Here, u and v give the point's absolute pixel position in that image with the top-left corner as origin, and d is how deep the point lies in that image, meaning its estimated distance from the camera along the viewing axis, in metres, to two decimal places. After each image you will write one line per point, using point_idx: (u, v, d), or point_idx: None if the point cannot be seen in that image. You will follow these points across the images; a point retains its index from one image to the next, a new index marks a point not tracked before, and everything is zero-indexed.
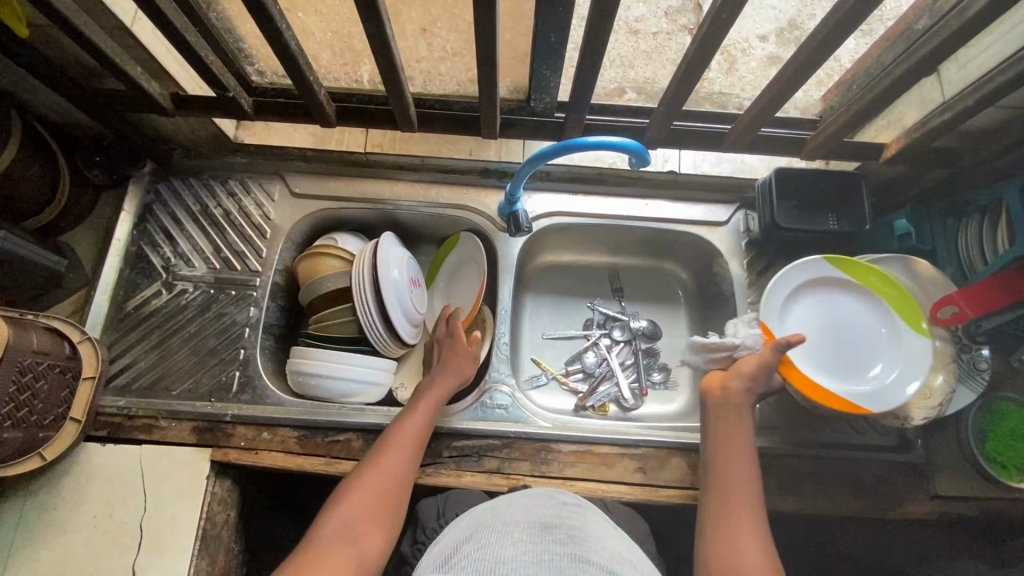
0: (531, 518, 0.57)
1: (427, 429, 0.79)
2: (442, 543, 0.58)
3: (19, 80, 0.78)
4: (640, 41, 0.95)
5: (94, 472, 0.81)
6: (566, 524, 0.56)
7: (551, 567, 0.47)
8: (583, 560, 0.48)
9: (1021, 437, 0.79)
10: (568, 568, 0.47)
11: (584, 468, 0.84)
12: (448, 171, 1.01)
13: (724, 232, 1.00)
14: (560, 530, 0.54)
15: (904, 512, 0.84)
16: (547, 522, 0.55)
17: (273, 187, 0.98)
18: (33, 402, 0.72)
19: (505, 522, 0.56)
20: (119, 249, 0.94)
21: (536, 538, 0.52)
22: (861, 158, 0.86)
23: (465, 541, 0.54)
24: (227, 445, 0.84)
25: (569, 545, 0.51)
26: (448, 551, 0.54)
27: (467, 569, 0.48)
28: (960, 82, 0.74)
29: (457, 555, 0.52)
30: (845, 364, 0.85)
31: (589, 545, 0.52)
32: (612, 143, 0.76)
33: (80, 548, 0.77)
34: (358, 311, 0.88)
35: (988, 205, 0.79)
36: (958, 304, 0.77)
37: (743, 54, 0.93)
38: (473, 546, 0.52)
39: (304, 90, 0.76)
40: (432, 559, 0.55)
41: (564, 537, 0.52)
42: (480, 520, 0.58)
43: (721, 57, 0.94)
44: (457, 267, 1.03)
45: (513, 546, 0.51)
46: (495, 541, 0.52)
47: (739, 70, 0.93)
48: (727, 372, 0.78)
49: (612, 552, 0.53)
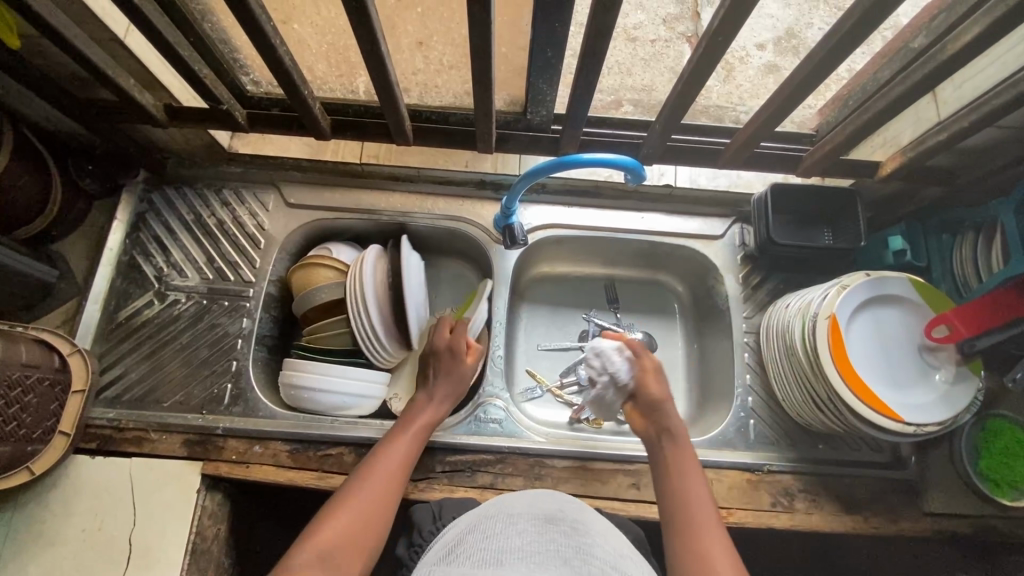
0: (536, 510, 0.56)
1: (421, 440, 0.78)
2: (446, 535, 0.57)
3: (11, 90, 0.77)
4: (638, 49, 0.94)
5: (83, 485, 0.80)
6: (570, 517, 0.55)
7: (556, 555, 0.46)
8: (587, 554, 0.47)
9: (1014, 454, 0.80)
10: (573, 558, 0.46)
11: (578, 483, 0.84)
12: (445, 183, 1.00)
13: (720, 246, 0.99)
14: (563, 522, 0.53)
15: (899, 528, 0.84)
16: (551, 515, 0.54)
17: (267, 197, 0.98)
18: (22, 415, 0.71)
19: (510, 512, 0.55)
20: (110, 259, 0.93)
21: (542, 529, 0.51)
22: (857, 175, 0.86)
23: (469, 532, 0.54)
24: (218, 458, 0.83)
25: (574, 538, 0.50)
26: (451, 543, 0.54)
27: (472, 558, 0.48)
28: (957, 101, 0.73)
29: (460, 547, 0.52)
30: (870, 366, 0.80)
31: (592, 540, 0.51)
32: (611, 160, 0.75)
33: (68, 563, 0.77)
34: (360, 308, 0.87)
35: (983, 223, 0.79)
36: (952, 322, 0.77)
37: (741, 62, 0.92)
38: (477, 537, 0.52)
39: (298, 103, 0.75)
40: (436, 550, 0.54)
41: (570, 529, 0.52)
42: (484, 512, 0.58)
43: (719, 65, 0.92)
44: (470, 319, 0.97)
45: (518, 537, 0.50)
46: (500, 533, 0.51)
47: (737, 77, 0.92)
48: (637, 405, 0.78)
49: (614, 547, 0.52)
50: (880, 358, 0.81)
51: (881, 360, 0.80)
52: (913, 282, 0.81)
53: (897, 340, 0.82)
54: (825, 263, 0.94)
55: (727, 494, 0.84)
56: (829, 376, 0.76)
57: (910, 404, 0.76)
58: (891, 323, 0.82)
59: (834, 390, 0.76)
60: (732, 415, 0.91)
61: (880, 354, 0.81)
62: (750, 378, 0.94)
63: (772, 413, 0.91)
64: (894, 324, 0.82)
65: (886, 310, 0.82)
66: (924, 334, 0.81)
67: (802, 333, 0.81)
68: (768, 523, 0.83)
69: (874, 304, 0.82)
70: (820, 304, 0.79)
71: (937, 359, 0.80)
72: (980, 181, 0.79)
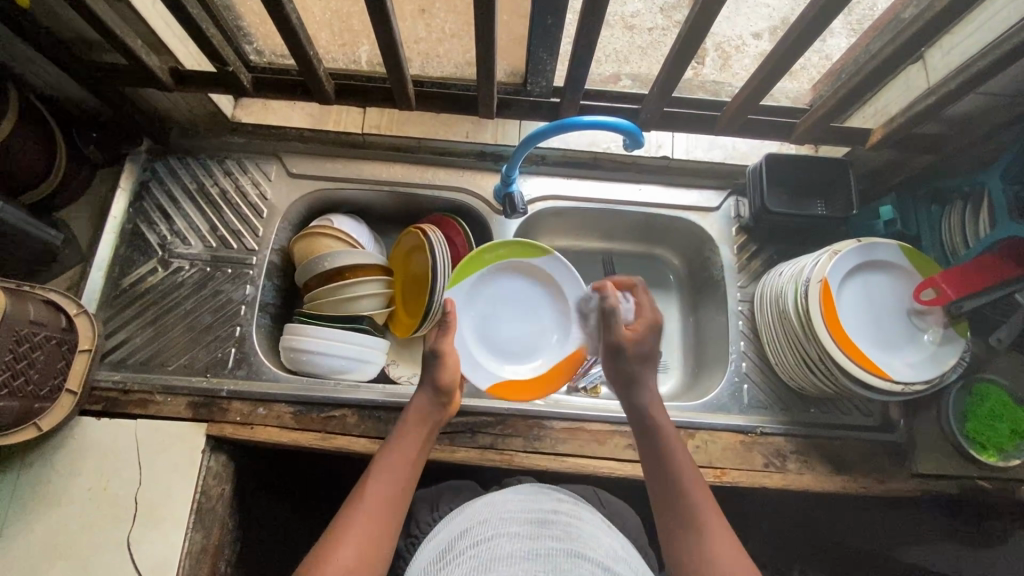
0: (528, 512, 0.57)
1: (421, 451, 0.69)
2: (435, 541, 0.59)
3: (18, 52, 0.78)
4: (636, 36, 0.96)
5: (89, 445, 0.81)
6: (563, 519, 0.56)
7: (546, 560, 0.48)
8: (579, 556, 0.50)
9: (999, 417, 0.83)
10: (563, 563, 0.48)
11: (576, 444, 0.86)
12: (444, 154, 1.01)
13: (714, 217, 1.01)
14: (555, 525, 0.54)
15: (886, 488, 0.86)
16: (544, 517, 0.56)
17: (270, 167, 0.99)
18: (29, 371, 0.72)
19: (501, 516, 0.56)
20: (115, 226, 0.94)
21: (533, 533, 0.53)
22: (849, 143, 0.88)
23: (461, 536, 0.55)
24: (222, 420, 0.84)
25: (565, 541, 0.52)
26: (443, 548, 0.55)
27: (464, 566, 0.49)
28: (945, 68, 0.76)
29: (451, 553, 0.53)
30: (866, 337, 0.82)
31: (584, 542, 0.53)
32: (612, 123, 0.78)
33: (74, 521, 0.78)
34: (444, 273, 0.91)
35: (971, 192, 0.81)
36: (939, 286, 0.80)
37: (737, 50, 0.94)
38: (468, 543, 0.53)
39: (304, 66, 0.77)
40: (428, 556, 0.56)
41: (561, 533, 0.53)
42: (477, 514, 0.59)
43: (716, 53, 0.95)
44: (503, 272, 0.95)
45: (509, 542, 0.51)
46: (492, 537, 0.53)
47: (733, 65, 0.94)
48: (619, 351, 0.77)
49: (607, 548, 0.54)
50: (869, 329, 0.83)
51: (870, 330, 0.83)
52: (902, 248, 0.83)
53: (887, 307, 0.84)
54: (817, 234, 0.96)
55: (720, 455, 0.87)
56: (824, 342, 0.78)
57: (899, 365, 0.79)
58: (881, 291, 0.85)
59: (827, 354, 0.78)
60: (726, 379, 0.93)
61: (872, 319, 0.84)
62: (745, 345, 0.95)
63: (765, 378, 0.93)
64: (886, 292, 0.85)
65: (872, 279, 0.85)
66: (909, 296, 0.84)
67: (795, 297, 0.82)
68: (760, 482, 0.85)
69: (864, 272, 0.85)
70: (812, 269, 0.81)
71: (927, 324, 0.82)
72: (969, 148, 0.81)
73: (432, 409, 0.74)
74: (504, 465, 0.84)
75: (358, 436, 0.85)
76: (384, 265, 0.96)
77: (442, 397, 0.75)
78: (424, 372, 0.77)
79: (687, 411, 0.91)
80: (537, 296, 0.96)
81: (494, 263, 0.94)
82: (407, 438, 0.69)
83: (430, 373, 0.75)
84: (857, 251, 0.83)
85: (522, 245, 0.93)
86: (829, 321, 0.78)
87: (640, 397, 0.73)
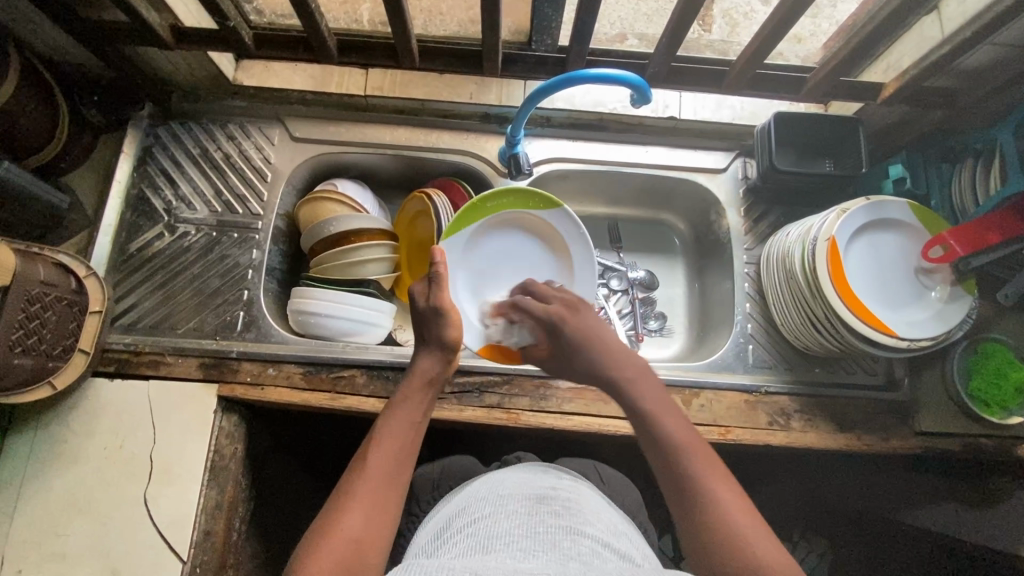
0: (527, 490, 0.58)
1: (423, 416, 0.69)
2: (431, 523, 0.60)
3: (14, 9, 0.77)
4: (640, 3, 0.93)
5: (102, 406, 0.82)
6: (563, 496, 0.57)
7: (545, 539, 0.49)
8: (578, 533, 0.50)
9: (1005, 377, 0.82)
10: (563, 541, 0.49)
11: (582, 403, 0.87)
12: (448, 116, 1.00)
13: (723, 179, 1.00)
14: (555, 502, 0.55)
15: (889, 446, 0.87)
16: (544, 494, 0.57)
17: (273, 131, 0.98)
18: (42, 331, 0.73)
19: (499, 495, 0.57)
20: (119, 191, 0.94)
21: (532, 510, 0.54)
22: (859, 99, 0.87)
23: (458, 515, 0.56)
24: (233, 380, 0.86)
25: (565, 517, 0.53)
26: (442, 527, 0.56)
27: (461, 543, 0.50)
28: (959, 17, 0.74)
29: (448, 532, 0.54)
30: (875, 297, 0.82)
31: (584, 518, 0.54)
32: (622, 77, 0.76)
33: (90, 479, 0.80)
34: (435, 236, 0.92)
35: (983, 149, 0.79)
36: (949, 243, 0.79)
37: (746, 18, 0.91)
38: (465, 521, 0.54)
39: (306, 21, 0.75)
40: (425, 536, 0.57)
41: (561, 509, 0.54)
42: (476, 493, 0.60)
43: (722, 20, 0.92)
44: (505, 220, 0.95)
45: (508, 519, 0.52)
46: (489, 516, 0.54)
47: (740, 33, 0.92)
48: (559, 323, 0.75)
49: (608, 524, 0.55)
50: (877, 297, 0.82)
51: (878, 298, 0.82)
52: (911, 206, 0.83)
53: (896, 266, 0.84)
54: (825, 192, 0.95)
55: (725, 413, 0.88)
56: (830, 300, 0.77)
57: (903, 324, 0.79)
58: (886, 254, 0.84)
59: (833, 311, 0.78)
60: (731, 340, 0.94)
61: (877, 280, 0.84)
62: (750, 307, 0.96)
63: (771, 339, 0.94)
64: (892, 255, 0.84)
65: (877, 244, 0.84)
66: (916, 254, 0.84)
67: (802, 256, 0.82)
68: (764, 439, 0.86)
69: (875, 233, 0.84)
70: (820, 227, 0.81)
71: (937, 283, 0.82)
72: (983, 102, 0.80)
73: (438, 368, 0.72)
74: (510, 423, 0.85)
75: (367, 396, 0.86)
76: (386, 231, 0.95)
77: (447, 354, 0.74)
78: (424, 333, 0.75)
79: (692, 371, 0.91)
80: (538, 252, 0.97)
81: (493, 212, 0.93)
82: (408, 400, 0.68)
83: (433, 331, 0.74)
84: (863, 211, 0.82)
85: (524, 195, 0.92)
86: (836, 281, 0.78)
87: (616, 370, 0.69)
